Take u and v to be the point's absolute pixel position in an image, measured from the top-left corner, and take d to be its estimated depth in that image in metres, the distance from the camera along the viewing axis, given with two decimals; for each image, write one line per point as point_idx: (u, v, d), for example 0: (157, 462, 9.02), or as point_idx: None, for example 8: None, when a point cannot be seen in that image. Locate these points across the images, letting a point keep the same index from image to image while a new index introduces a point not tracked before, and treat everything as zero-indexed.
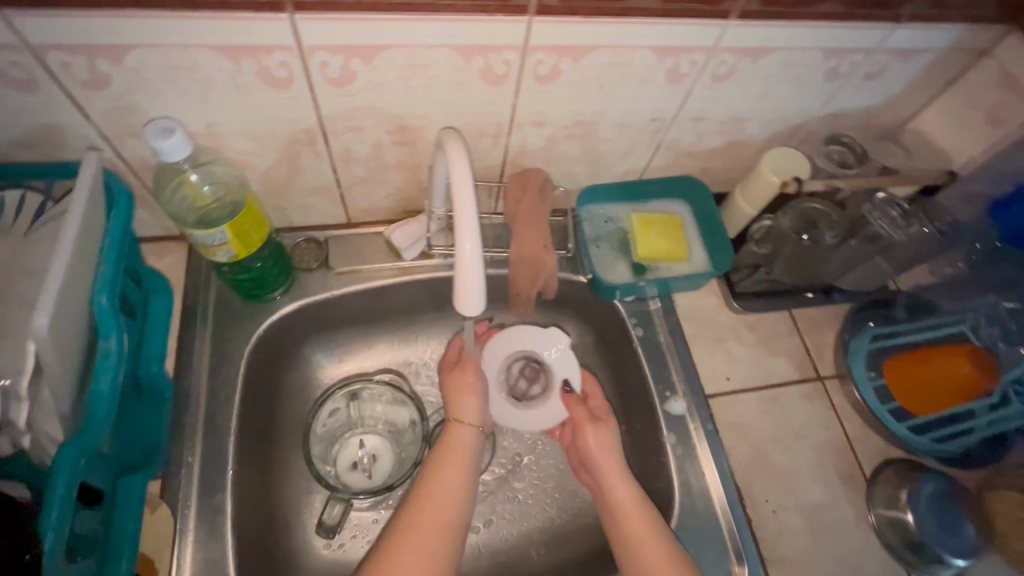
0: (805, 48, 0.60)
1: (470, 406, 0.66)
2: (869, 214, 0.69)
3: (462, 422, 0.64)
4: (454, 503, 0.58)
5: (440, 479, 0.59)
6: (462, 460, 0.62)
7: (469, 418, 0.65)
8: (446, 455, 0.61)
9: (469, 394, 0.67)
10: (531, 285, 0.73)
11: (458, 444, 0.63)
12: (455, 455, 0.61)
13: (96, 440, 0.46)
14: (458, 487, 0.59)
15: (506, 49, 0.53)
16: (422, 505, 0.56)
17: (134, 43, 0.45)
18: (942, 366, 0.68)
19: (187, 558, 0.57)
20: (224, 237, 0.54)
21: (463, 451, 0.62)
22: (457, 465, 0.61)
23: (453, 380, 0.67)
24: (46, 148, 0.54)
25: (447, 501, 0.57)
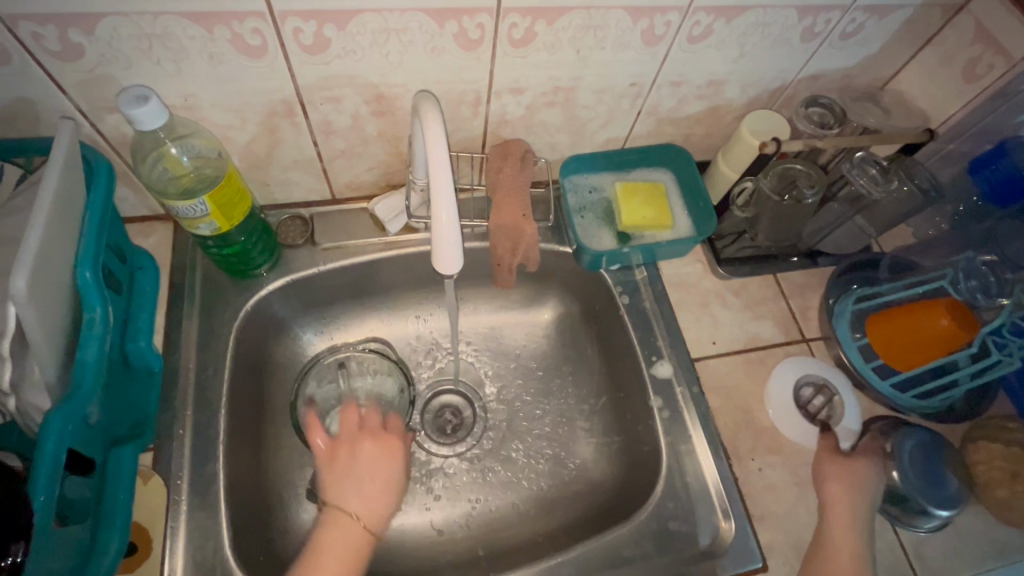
0: (779, 6, 0.60)
1: (371, 501, 0.59)
2: (849, 174, 0.69)
3: (353, 516, 0.58)
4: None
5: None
6: (346, 562, 0.55)
7: (366, 518, 0.58)
8: (320, 559, 0.55)
9: (370, 484, 0.60)
10: (512, 254, 0.73)
11: (343, 538, 0.56)
12: (334, 556, 0.55)
13: (82, 407, 0.47)
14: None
15: (479, 12, 0.53)
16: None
17: (104, 11, 0.45)
18: (919, 321, 0.66)
19: (180, 527, 0.58)
20: (204, 208, 0.55)
21: (346, 549, 0.56)
22: (336, 574, 0.54)
23: (360, 465, 0.61)
24: (24, 123, 0.54)
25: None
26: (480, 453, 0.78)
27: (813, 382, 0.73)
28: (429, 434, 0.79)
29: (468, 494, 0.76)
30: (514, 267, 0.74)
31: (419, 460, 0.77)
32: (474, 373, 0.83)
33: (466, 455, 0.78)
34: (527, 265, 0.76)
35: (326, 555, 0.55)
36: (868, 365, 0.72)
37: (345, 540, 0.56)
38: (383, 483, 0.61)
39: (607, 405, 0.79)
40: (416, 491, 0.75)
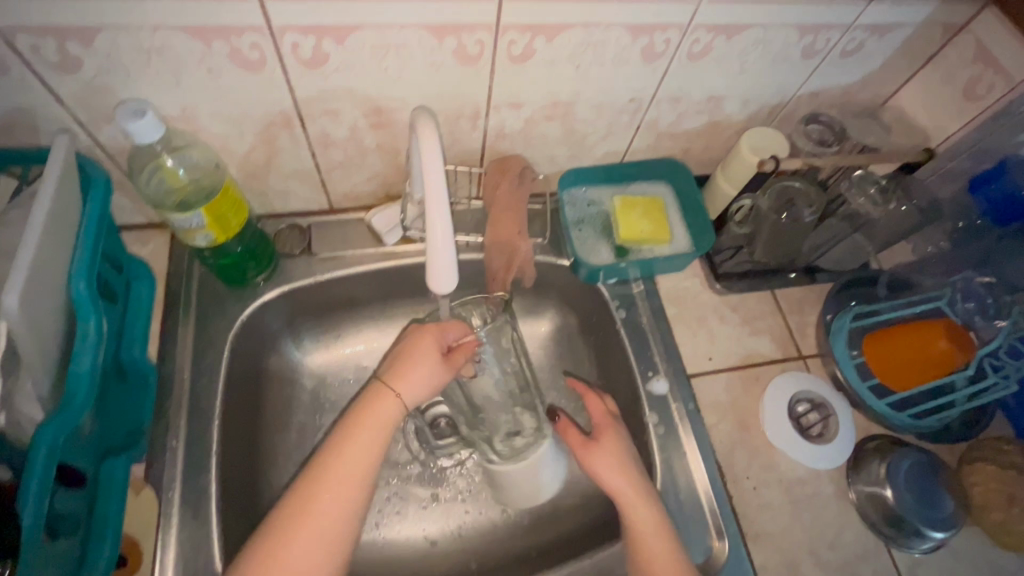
0: (779, 24, 0.60)
1: (412, 382, 0.63)
2: (846, 193, 0.70)
3: (392, 394, 0.61)
4: (362, 475, 0.57)
5: (352, 449, 0.58)
6: (376, 431, 0.60)
7: (399, 390, 0.62)
8: (360, 431, 0.59)
9: (417, 371, 0.63)
10: (506, 271, 0.73)
11: (379, 416, 0.60)
12: (373, 423, 0.60)
13: (75, 420, 0.46)
14: (368, 463, 0.58)
15: (479, 28, 0.53)
16: (331, 477, 0.56)
17: (103, 25, 0.45)
18: (918, 342, 0.67)
19: (171, 539, 0.57)
20: (201, 221, 0.55)
21: (379, 426, 0.60)
22: (372, 441, 0.59)
23: (411, 352, 0.64)
24: (21, 133, 0.54)
25: (351, 477, 0.57)
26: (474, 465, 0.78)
27: (811, 399, 0.72)
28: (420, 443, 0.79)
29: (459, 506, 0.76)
30: (509, 283, 0.74)
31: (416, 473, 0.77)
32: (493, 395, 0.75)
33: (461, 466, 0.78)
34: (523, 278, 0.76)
35: (366, 428, 0.59)
36: (864, 384, 0.71)
37: (382, 414, 0.60)
38: (428, 371, 0.63)
39: None
40: (408, 500, 0.76)
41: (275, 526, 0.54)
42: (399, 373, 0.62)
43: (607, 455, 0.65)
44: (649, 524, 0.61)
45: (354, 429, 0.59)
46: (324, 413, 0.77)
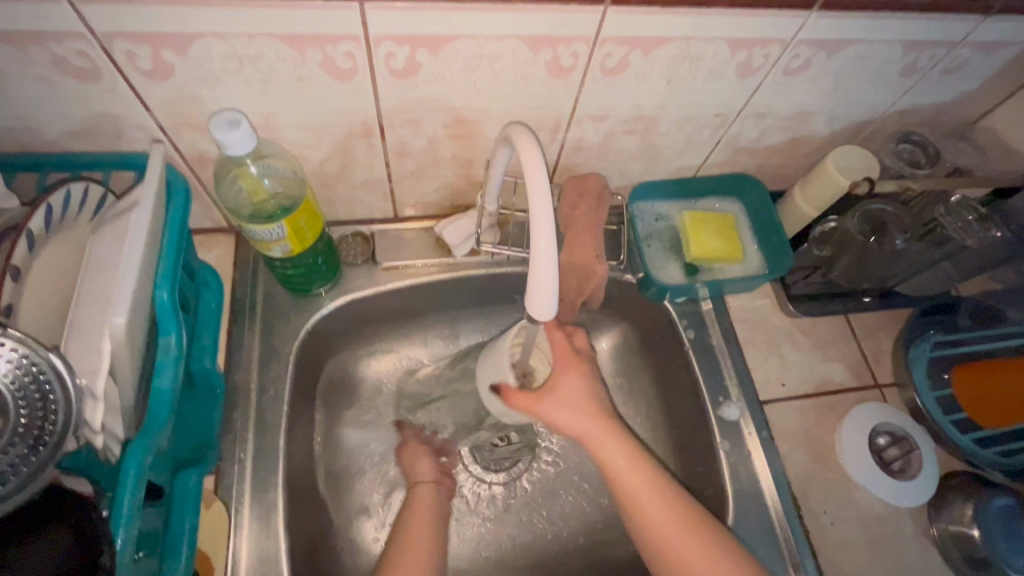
0: (885, 41, 0.57)
1: (424, 470, 0.71)
2: (942, 219, 0.65)
3: (421, 485, 0.69)
4: (430, 548, 0.61)
5: (414, 533, 0.62)
6: (428, 514, 0.65)
7: (423, 478, 0.70)
8: (415, 513, 0.65)
9: (418, 455, 0.72)
10: (578, 294, 0.70)
11: (421, 503, 0.67)
12: (420, 508, 0.66)
13: (157, 436, 0.45)
14: (429, 539, 0.62)
15: (576, 40, 0.51)
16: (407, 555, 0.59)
17: (201, 32, 0.44)
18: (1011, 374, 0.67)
19: (241, 554, 0.56)
20: (281, 232, 0.53)
21: (427, 509, 0.66)
22: (427, 520, 0.64)
23: (407, 455, 0.73)
24: (106, 138, 0.53)
25: (421, 542, 0.61)
26: (529, 481, 0.77)
27: (891, 432, 0.69)
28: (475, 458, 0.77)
29: (515, 525, 0.75)
30: (579, 304, 0.72)
31: (471, 489, 0.76)
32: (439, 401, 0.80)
33: (516, 483, 0.77)
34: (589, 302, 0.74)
35: (418, 516, 0.64)
36: (946, 417, 0.69)
37: (422, 501, 0.67)
38: (426, 455, 0.73)
39: (665, 440, 0.77)
40: (465, 515, 0.75)
41: None
42: (415, 470, 0.71)
43: (563, 404, 0.59)
44: (643, 480, 0.59)
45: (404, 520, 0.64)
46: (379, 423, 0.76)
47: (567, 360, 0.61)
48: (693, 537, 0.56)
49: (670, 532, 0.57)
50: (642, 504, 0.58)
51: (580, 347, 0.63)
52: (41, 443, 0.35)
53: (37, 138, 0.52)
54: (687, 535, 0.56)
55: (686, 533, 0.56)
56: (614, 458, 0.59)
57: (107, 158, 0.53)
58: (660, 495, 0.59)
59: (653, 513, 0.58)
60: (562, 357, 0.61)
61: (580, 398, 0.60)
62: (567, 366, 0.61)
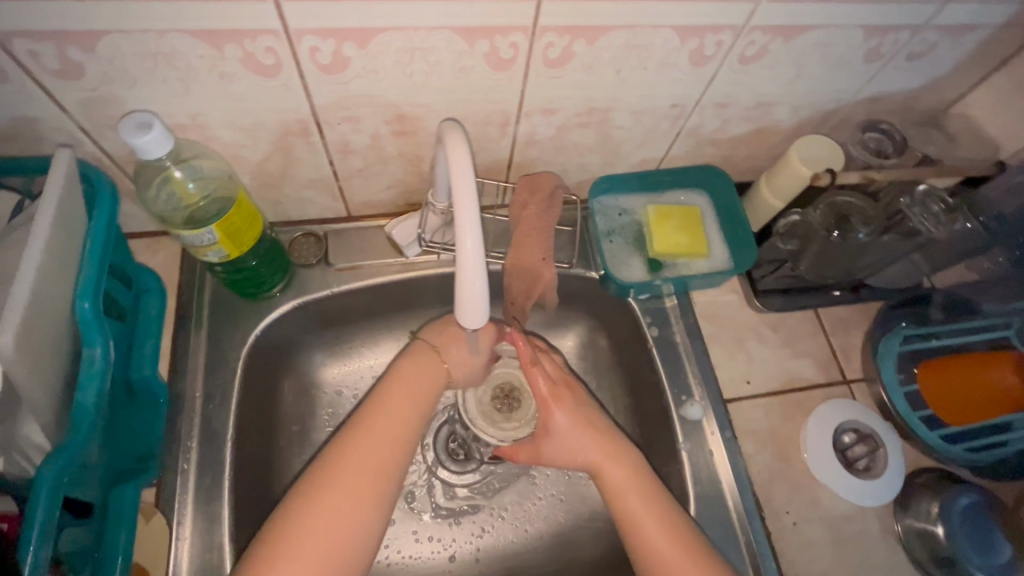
0: (843, 26, 0.54)
1: (457, 344, 0.63)
2: (908, 209, 0.64)
3: (439, 355, 0.63)
4: (406, 422, 0.57)
5: (392, 400, 0.58)
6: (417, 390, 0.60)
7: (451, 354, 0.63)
8: (406, 377, 0.60)
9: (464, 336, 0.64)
10: (526, 297, 0.68)
11: (425, 370, 0.61)
12: (412, 383, 0.60)
13: (79, 452, 0.43)
14: (408, 418, 0.58)
15: (514, 31, 0.48)
16: (376, 420, 0.56)
17: (106, 29, 0.41)
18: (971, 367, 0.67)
19: (184, 568, 0.55)
20: (213, 236, 0.51)
21: (426, 380, 0.61)
22: (414, 394, 0.59)
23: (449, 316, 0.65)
24: (24, 141, 0.50)
25: (392, 427, 0.56)
26: (495, 480, 0.76)
27: (857, 430, 0.68)
28: (440, 461, 0.76)
29: (474, 533, 0.73)
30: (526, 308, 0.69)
31: (434, 492, 0.75)
32: None
33: (480, 485, 0.76)
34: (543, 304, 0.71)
35: (407, 389, 0.59)
36: (914, 413, 0.66)
37: (430, 373, 0.61)
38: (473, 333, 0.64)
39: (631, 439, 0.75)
40: (427, 520, 0.73)
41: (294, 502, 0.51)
42: (451, 342, 0.63)
43: (564, 448, 0.61)
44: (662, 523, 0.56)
45: (396, 381, 0.60)
46: (340, 427, 0.74)
47: (547, 406, 0.61)
48: (673, 540, 0.55)
49: (655, 540, 0.55)
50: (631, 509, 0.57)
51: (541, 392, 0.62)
52: None
53: None
54: (671, 540, 0.55)
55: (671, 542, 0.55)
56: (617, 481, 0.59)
57: (18, 159, 0.48)
58: (649, 501, 0.58)
59: (650, 534, 0.56)
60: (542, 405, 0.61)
61: (572, 436, 0.60)
62: (551, 413, 0.61)
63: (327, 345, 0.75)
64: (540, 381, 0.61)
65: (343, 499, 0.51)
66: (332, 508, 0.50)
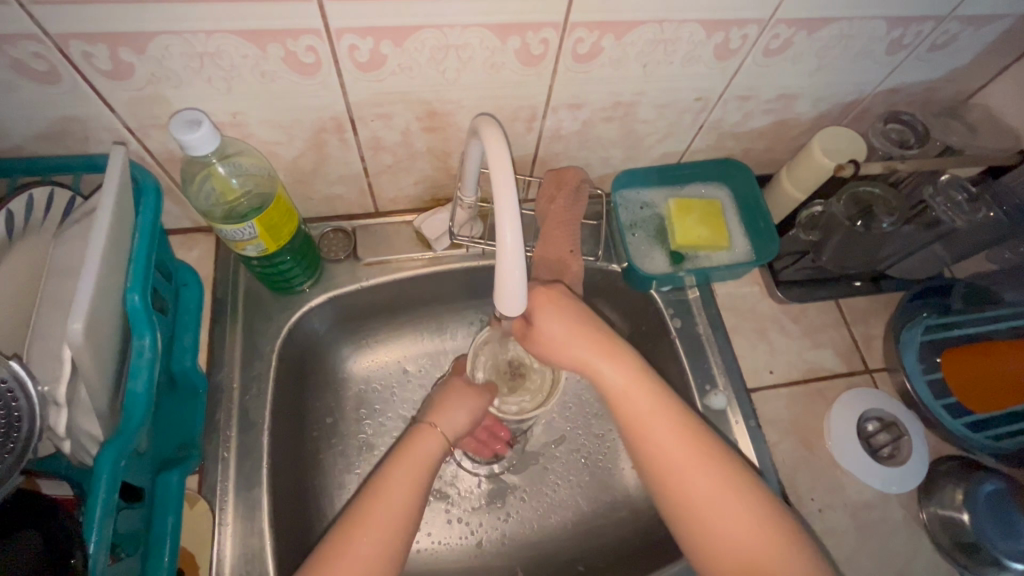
0: (867, 18, 0.55)
1: (452, 419, 0.63)
2: (931, 198, 0.64)
3: (433, 427, 0.61)
4: (407, 506, 0.54)
5: (392, 481, 0.55)
6: (415, 468, 0.56)
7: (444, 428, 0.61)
8: (403, 459, 0.57)
9: (456, 408, 0.64)
10: None
11: (420, 446, 0.58)
12: (412, 460, 0.57)
13: (134, 438, 0.45)
14: (410, 492, 0.54)
15: (545, 27, 0.49)
16: (378, 503, 0.53)
17: (158, 30, 0.43)
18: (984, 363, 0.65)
19: (225, 552, 0.57)
20: (253, 231, 0.53)
21: (422, 458, 0.58)
22: (412, 470, 0.56)
23: (442, 395, 0.65)
24: (73, 140, 0.52)
25: (401, 499, 0.53)
26: (519, 470, 0.78)
27: (881, 418, 0.68)
28: (464, 451, 0.78)
29: (499, 521, 0.75)
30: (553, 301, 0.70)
31: (459, 481, 0.77)
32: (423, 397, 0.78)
33: (504, 475, 0.77)
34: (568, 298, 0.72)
35: (408, 463, 0.56)
36: (937, 402, 0.68)
37: (426, 446, 0.58)
38: (463, 401, 0.64)
39: None
40: (453, 506, 0.75)
41: None
42: (444, 415, 0.62)
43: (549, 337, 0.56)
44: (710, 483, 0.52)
45: (394, 463, 0.56)
46: (368, 418, 0.76)
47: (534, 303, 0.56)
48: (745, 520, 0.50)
49: (719, 500, 0.51)
50: (685, 479, 0.52)
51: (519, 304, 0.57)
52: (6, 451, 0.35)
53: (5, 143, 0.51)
54: (732, 494, 0.51)
55: (732, 499, 0.51)
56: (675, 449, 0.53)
57: (70, 158, 0.50)
58: (708, 459, 0.53)
59: (704, 482, 0.52)
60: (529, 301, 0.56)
61: (565, 339, 0.56)
62: (536, 309, 0.56)
63: (349, 341, 0.76)
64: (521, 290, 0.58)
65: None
66: None
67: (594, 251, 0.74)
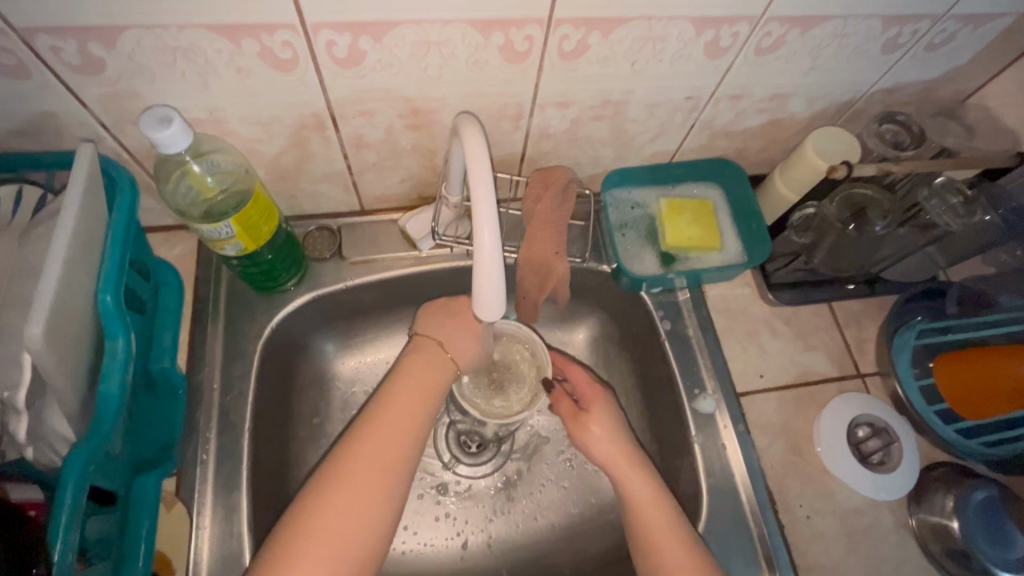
0: (862, 16, 0.53)
1: (461, 342, 0.63)
2: (925, 202, 0.63)
3: (443, 349, 0.62)
4: (413, 427, 0.57)
5: (400, 399, 0.58)
6: (422, 390, 0.59)
7: (455, 351, 0.63)
8: (411, 376, 0.60)
9: (465, 330, 0.63)
10: (539, 291, 0.68)
11: (430, 368, 0.61)
12: (421, 378, 0.60)
13: (103, 443, 0.44)
14: (417, 415, 0.58)
15: (529, 23, 0.48)
16: (382, 420, 0.56)
17: (128, 24, 0.42)
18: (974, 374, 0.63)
19: (203, 556, 0.56)
20: (230, 231, 0.51)
21: (429, 380, 0.60)
22: (416, 395, 0.59)
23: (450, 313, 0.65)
24: (46, 136, 0.51)
25: (403, 424, 0.57)
26: (508, 472, 0.77)
27: (872, 423, 0.67)
28: (451, 452, 0.77)
29: (485, 522, 0.74)
30: (541, 301, 0.70)
31: (446, 482, 0.76)
32: None
33: (493, 476, 0.76)
34: (556, 299, 0.71)
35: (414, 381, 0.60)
36: (929, 407, 0.67)
37: (435, 369, 0.61)
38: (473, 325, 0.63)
39: (642, 432, 0.76)
40: (440, 507, 0.74)
41: (311, 499, 0.51)
42: (454, 338, 0.63)
43: (596, 435, 0.64)
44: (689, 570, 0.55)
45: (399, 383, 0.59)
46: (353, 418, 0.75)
47: (589, 392, 0.67)
48: None
49: (664, 541, 0.57)
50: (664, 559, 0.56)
51: (579, 392, 0.68)
52: None
53: None
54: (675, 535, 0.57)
55: (676, 540, 0.57)
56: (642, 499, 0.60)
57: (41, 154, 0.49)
58: (663, 510, 0.59)
59: (652, 525, 0.58)
60: (585, 392, 0.67)
61: (606, 439, 0.64)
62: (593, 401, 0.66)
63: (337, 341, 0.75)
64: (581, 377, 0.68)
65: (357, 500, 0.51)
66: (351, 503, 0.51)
67: (584, 251, 0.73)
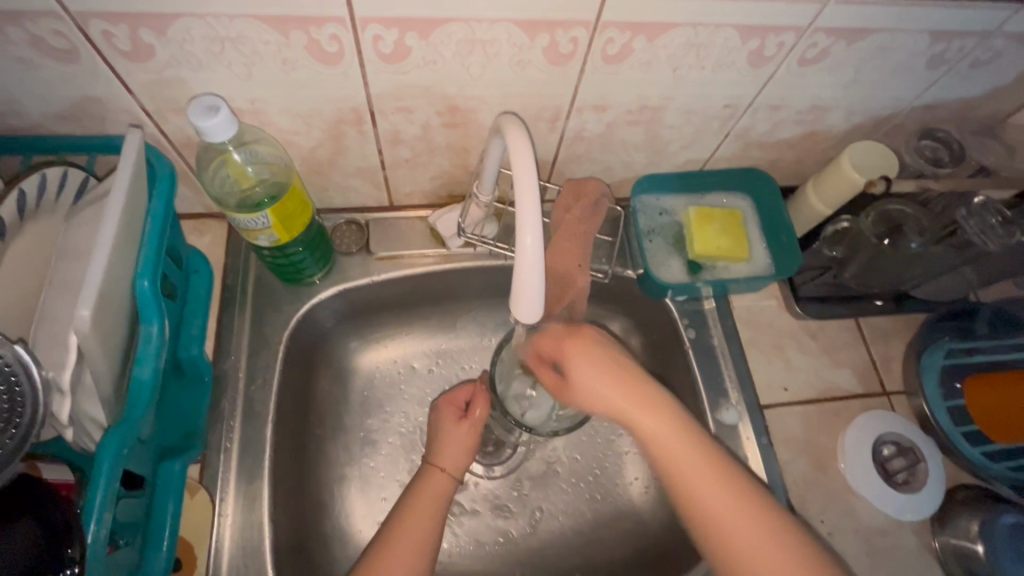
0: (909, 30, 0.53)
1: (453, 456, 0.64)
2: (963, 219, 0.60)
3: (439, 467, 0.63)
4: (420, 543, 0.56)
5: (411, 521, 0.57)
6: (432, 504, 0.59)
7: (447, 464, 0.63)
8: (419, 498, 0.59)
9: (456, 439, 0.65)
10: (555, 304, 0.64)
11: (430, 488, 0.61)
12: (429, 497, 0.60)
13: (137, 429, 0.44)
14: (427, 528, 0.57)
15: (576, 25, 0.48)
16: (389, 546, 0.55)
17: (179, 11, 0.42)
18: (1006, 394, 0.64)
19: (224, 544, 0.57)
20: (266, 221, 0.51)
21: (433, 497, 0.60)
22: (425, 510, 0.58)
23: (444, 430, 0.66)
24: (90, 120, 0.52)
25: (410, 543, 0.55)
26: (525, 468, 0.76)
27: (898, 442, 0.66)
28: None
29: (499, 519, 0.73)
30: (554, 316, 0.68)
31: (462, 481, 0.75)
32: (429, 394, 0.77)
33: (506, 479, 0.76)
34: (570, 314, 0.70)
35: (421, 504, 0.59)
36: (956, 429, 0.66)
37: (430, 490, 0.60)
38: (461, 439, 0.65)
39: None
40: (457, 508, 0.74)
41: None
42: (444, 450, 0.64)
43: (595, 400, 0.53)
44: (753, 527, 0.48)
45: (404, 503, 0.59)
46: (372, 415, 0.75)
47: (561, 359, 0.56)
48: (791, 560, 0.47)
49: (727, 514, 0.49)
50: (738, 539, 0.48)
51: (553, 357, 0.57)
52: (13, 424, 0.35)
53: (20, 121, 0.51)
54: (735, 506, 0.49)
55: (710, 473, 0.50)
56: (649, 429, 0.51)
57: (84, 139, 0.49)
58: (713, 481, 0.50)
59: (666, 445, 0.51)
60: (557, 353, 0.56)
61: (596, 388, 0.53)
62: (569, 354, 0.54)
63: (358, 335, 0.75)
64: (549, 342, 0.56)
65: None
66: None
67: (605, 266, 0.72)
